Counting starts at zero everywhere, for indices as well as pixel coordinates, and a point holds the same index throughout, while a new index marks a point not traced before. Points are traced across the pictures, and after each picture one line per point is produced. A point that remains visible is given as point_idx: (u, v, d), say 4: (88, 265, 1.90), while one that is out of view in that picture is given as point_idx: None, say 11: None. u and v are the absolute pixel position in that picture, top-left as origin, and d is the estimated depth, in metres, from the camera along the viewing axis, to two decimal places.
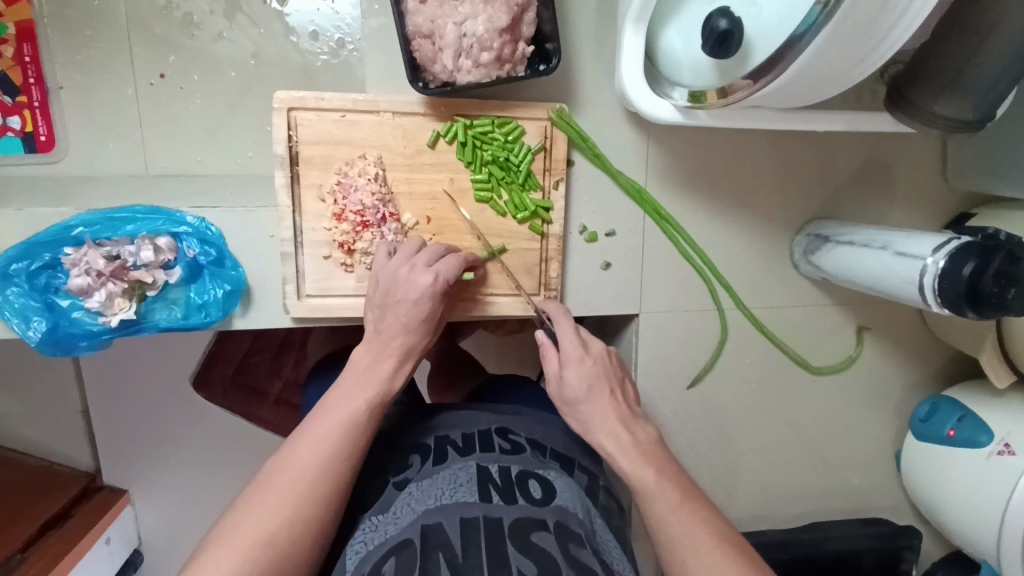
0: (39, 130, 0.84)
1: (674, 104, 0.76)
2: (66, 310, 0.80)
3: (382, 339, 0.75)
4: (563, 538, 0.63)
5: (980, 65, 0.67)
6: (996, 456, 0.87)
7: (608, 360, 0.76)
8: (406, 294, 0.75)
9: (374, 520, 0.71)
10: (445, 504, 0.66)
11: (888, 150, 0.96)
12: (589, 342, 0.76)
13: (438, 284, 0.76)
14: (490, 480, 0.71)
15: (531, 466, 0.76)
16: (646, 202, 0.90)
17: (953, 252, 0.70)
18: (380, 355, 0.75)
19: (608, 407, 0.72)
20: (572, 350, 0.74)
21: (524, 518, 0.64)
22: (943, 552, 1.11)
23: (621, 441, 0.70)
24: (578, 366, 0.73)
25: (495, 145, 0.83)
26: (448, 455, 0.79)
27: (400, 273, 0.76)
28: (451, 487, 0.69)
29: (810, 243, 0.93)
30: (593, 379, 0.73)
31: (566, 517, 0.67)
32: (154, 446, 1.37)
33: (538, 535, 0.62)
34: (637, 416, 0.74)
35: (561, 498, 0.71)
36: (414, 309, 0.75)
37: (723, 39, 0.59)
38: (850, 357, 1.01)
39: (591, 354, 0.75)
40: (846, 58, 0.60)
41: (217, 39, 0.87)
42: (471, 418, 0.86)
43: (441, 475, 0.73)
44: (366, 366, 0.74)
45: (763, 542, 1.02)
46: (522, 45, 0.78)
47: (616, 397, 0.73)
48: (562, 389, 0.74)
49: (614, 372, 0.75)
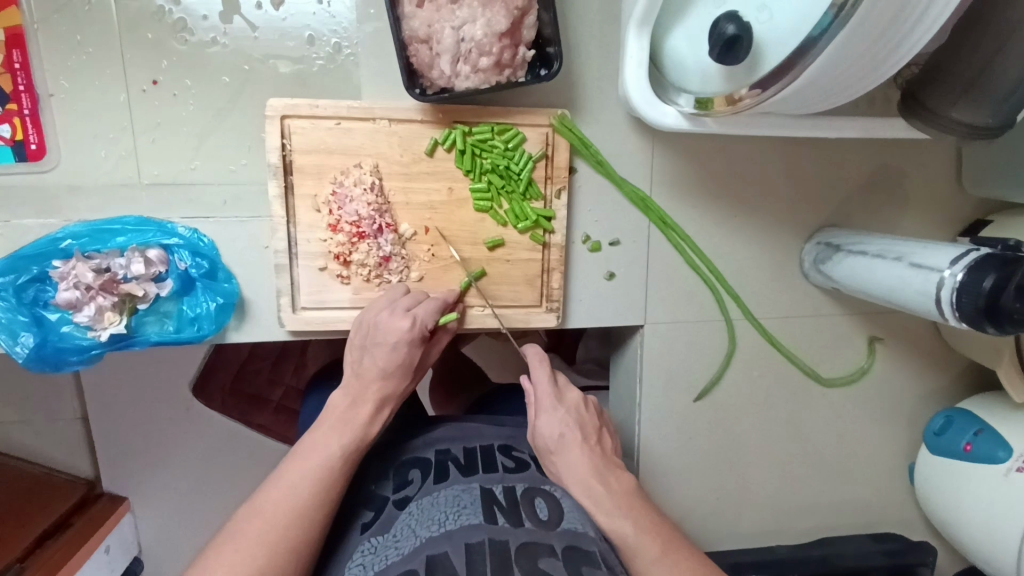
0: (30, 138, 0.79)
1: (679, 110, 0.74)
2: (55, 324, 0.78)
3: (361, 383, 0.75)
4: (573, 562, 0.60)
5: (1000, 70, 0.64)
6: (1015, 474, 0.83)
7: (583, 410, 0.77)
8: (384, 338, 0.75)
9: (374, 542, 0.68)
10: (450, 529, 0.63)
11: (901, 155, 0.93)
12: (565, 391, 0.78)
13: (415, 329, 0.75)
14: (495, 503, 0.68)
15: (536, 484, 0.74)
16: (651, 210, 0.88)
17: (972, 265, 0.67)
18: (359, 399, 0.74)
19: (580, 456, 0.72)
20: (547, 399, 0.76)
21: (531, 543, 0.62)
22: (957, 568, 1.08)
23: (594, 493, 0.70)
24: (551, 415, 0.75)
25: (495, 153, 0.81)
26: (450, 473, 0.76)
27: (380, 315, 0.75)
28: (455, 510, 0.66)
29: (820, 252, 0.90)
30: (567, 427, 0.74)
31: (577, 539, 0.64)
32: (151, 457, 1.34)
33: (546, 562, 0.59)
34: (613, 465, 0.74)
35: (569, 518, 0.68)
36: (393, 354, 0.75)
37: (731, 45, 0.57)
38: (861, 369, 0.98)
39: (566, 404, 0.77)
40: (862, 61, 0.57)
41: (211, 44, 0.81)
42: (477, 432, 0.85)
43: (443, 496, 0.70)
44: (345, 410, 0.73)
45: (772, 558, 0.99)
46: (522, 50, 0.76)
47: (590, 447, 0.74)
48: (536, 438, 0.76)
49: (588, 420, 0.77)
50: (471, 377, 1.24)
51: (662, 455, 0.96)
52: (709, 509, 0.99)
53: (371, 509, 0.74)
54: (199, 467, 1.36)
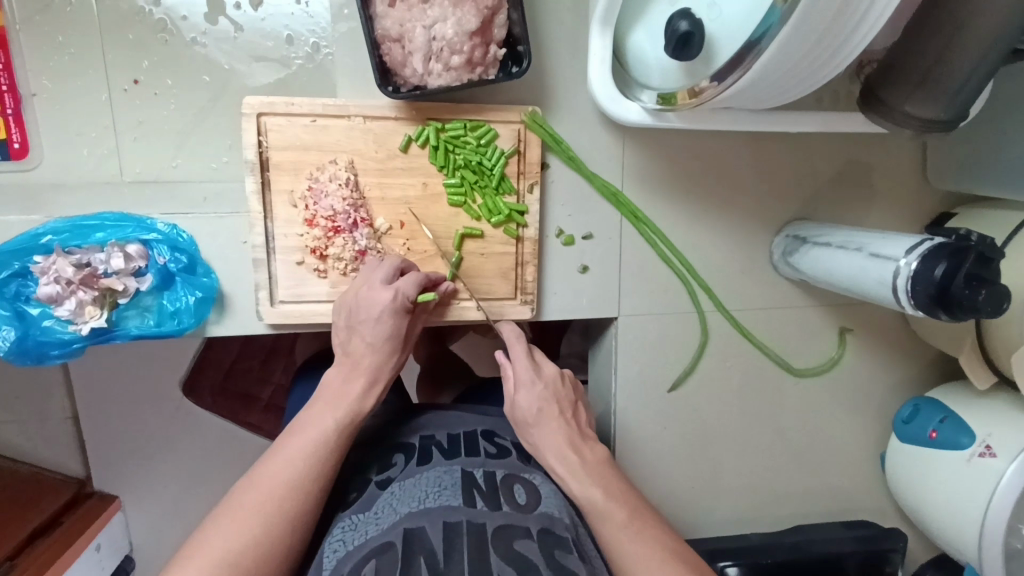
0: (13, 137, 0.81)
1: (643, 106, 0.76)
2: (36, 318, 0.80)
3: (350, 360, 0.76)
4: (546, 545, 0.61)
5: (949, 65, 0.66)
6: (977, 458, 0.85)
7: (560, 386, 0.80)
8: (369, 314, 0.76)
9: (354, 518, 0.69)
10: (429, 507, 0.64)
11: (868, 151, 0.95)
12: (542, 366, 0.81)
13: (398, 301, 0.76)
14: (474, 486, 0.69)
15: (516, 471, 0.75)
16: (623, 205, 0.89)
17: (924, 254, 0.69)
18: (350, 375, 0.75)
19: (558, 431, 0.75)
20: (525, 374, 0.79)
21: (508, 526, 0.63)
22: (930, 555, 1.10)
23: (570, 464, 0.73)
24: (529, 391, 0.77)
25: (468, 149, 0.83)
26: (432, 455, 0.78)
27: (362, 293, 0.77)
28: (436, 489, 0.68)
29: (789, 245, 0.93)
30: (544, 403, 0.77)
31: (551, 523, 0.65)
32: (140, 454, 1.36)
33: (521, 543, 0.60)
34: (586, 438, 0.77)
35: (546, 503, 0.69)
36: (378, 328, 0.76)
37: (684, 42, 0.59)
38: (832, 360, 1.00)
39: (544, 378, 0.79)
40: (812, 52, 0.59)
41: (190, 43, 0.83)
42: (457, 420, 0.87)
43: (425, 476, 0.71)
44: (338, 387, 0.74)
45: (748, 546, 1.01)
46: (493, 48, 0.78)
47: (566, 421, 0.77)
48: (514, 410, 0.78)
49: (566, 395, 0.79)
50: (456, 369, 1.25)
51: (639, 444, 0.98)
52: (686, 497, 1.01)
53: (356, 490, 0.76)
54: (188, 463, 1.37)
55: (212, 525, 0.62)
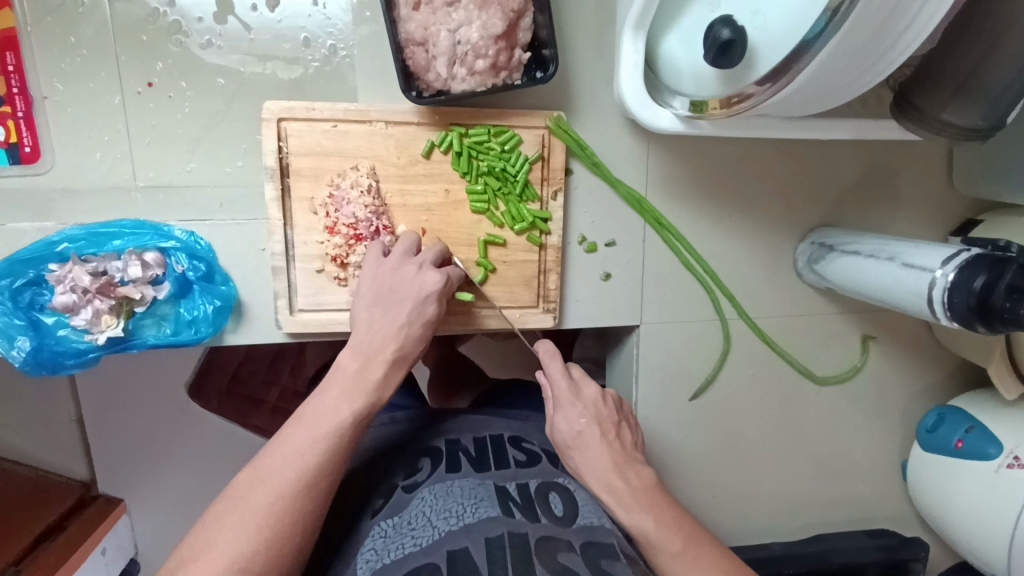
0: (24, 141, 0.79)
1: (674, 113, 0.74)
2: (51, 328, 0.78)
3: (378, 340, 0.72)
4: (592, 558, 0.60)
5: (988, 73, 0.65)
6: (1005, 469, 0.84)
7: (604, 405, 0.74)
8: (413, 291, 0.73)
9: (387, 524, 0.68)
10: (469, 523, 0.62)
11: (893, 155, 0.94)
12: (583, 385, 0.75)
13: (445, 285, 0.75)
14: (510, 499, 0.68)
15: (549, 478, 0.74)
16: (647, 211, 0.88)
17: (963, 265, 0.67)
18: (372, 359, 0.71)
19: (603, 453, 0.70)
20: (566, 394, 0.74)
21: (551, 538, 0.61)
22: (950, 563, 1.09)
23: (615, 491, 0.68)
24: (569, 411, 0.73)
25: (491, 155, 0.81)
26: (461, 463, 0.76)
27: (402, 271, 0.74)
28: (473, 502, 0.66)
29: (814, 252, 0.91)
30: (586, 423, 0.72)
31: (593, 533, 0.64)
32: (148, 459, 1.34)
33: (566, 556, 0.59)
34: (634, 459, 0.72)
35: (585, 514, 0.68)
36: (419, 307, 0.73)
37: (725, 49, 0.58)
38: (855, 367, 0.99)
39: (585, 399, 0.74)
40: (860, 58, 0.57)
41: (206, 46, 0.81)
42: (484, 424, 0.87)
43: (458, 486, 0.70)
44: (356, 372, 0.71)
45: (768, 555, 0.99)
46: (519, 52, 0.76)
47: (612, 442, 0.72)
48: (555, 434, 0.74)
49: (607, 415, 0.74)
50: (471, 373, 1.24)
51: (660, 452, 0.96)
52: (707, 506, 0.99)
53: (381, 497, 0.74)
54: (198, 469, 1.36)
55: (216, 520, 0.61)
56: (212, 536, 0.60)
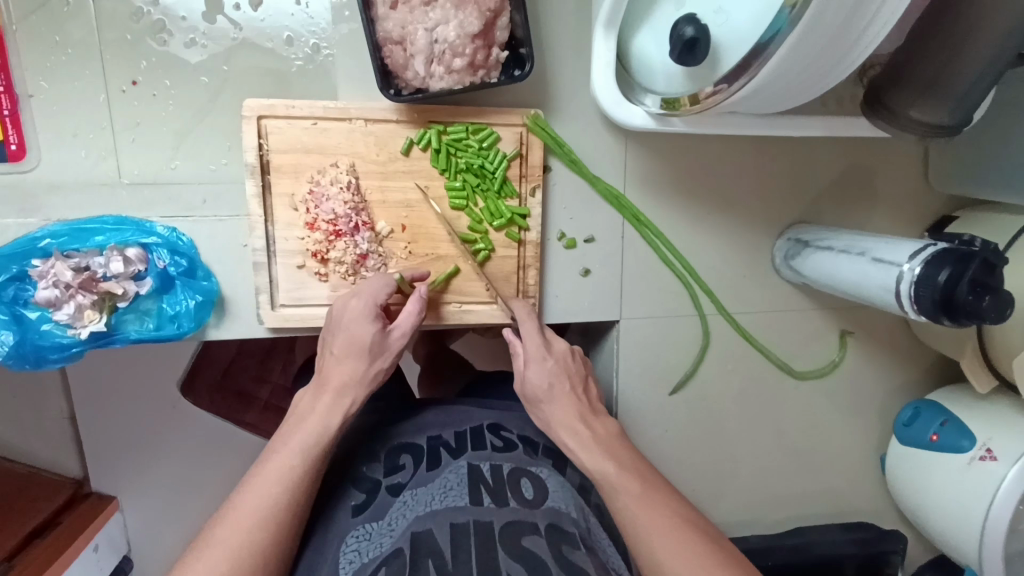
0: (10, 138, 0.80)
1: (647, 110, 0.75)
2: (35, 322, 0.79)
3: (324, 374, 0.75)
4: (554, 542, 0.63)
5: (955, 72, 0.66)
6: (978, 462, 0.86)
7: (571, 360, 0.80)
8: (339, 324, 0.76)
9: (367, 529, 0.70)
10: (436, 510, 0.66)
11: (869, 153, 0.95)
12: (553, 342, 0.81)
13: (366, 306, 0.76)
14: (481, 481, 0.71)
15: (523, 465, 0.76)
16: (625, 207, 0.89)
17: (928, 259, 0.69)
18: (321, 391, 0.74)
19: (570, 405, 0.76)
20: (536, 349, 0.79)
21: (515, 521, 0.64)
22: (928, 556, 1.10)
23: (581, 437, 0.74)
24: (540, 366, 0.77)
25: (470, 152, 0.82)
26: (441, 457, 0.79)
27: (336, 306, 0.78)
28: (442, 492, 0.69)
29: (791, 248, 0.93)
30: (555, 377, 0.77)
31: (558, 519, 0.66)
32: (139, 455, 1.35)
33: (528, 539, 0.62)
34: (598, 412, 0.78)
35: (553, 498, 0.70)
36: (345, 337, 0.76)
37: (690, 47, 0.59)
38: (833, 362, 1.01)
39: (554, 354, 0.79)
40: (824, 56, 0.58)
41: (190, 45, 0.82)
42: (465, 416, 0.87)
43: (434, 482, 0.73)
44: (307, 403, 0.73)
45: (748, 548, 1.00)
46: (495, 51, 0.77)
47: (578, 396, 0.78)
48: (524, 387, 0.78)
49: (576, 370, 0.80)
50: (458, 362, 1.24)
51: (641, 446, 0.98)
52: (687, 499, 1.00)
53: (361, 490, 0.76)
54: (188, 465, 1.37)
55: (205, 553, 0.61)
56: (203, 563, 0.60)
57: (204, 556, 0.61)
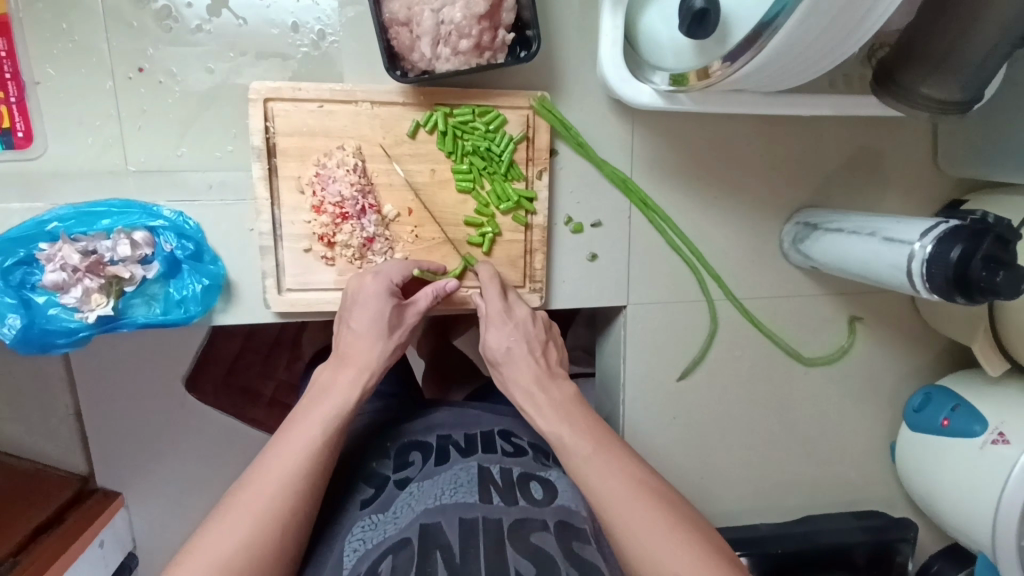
0: (17, 126, 0.80)
1: (655, 88, 0.75)
2: (42, 306, 0.79)
3: (342, 349, 0.76)
4: (565, 539, 0.63)
5: (966, 47, 0.65)
6: (990, 446, 0.84)
7: (532, 325, 0.78)
8: (356, 300, 0.77)
9: (374, 519, 0.69)
10: (445, 504, 0.66)
11: (877, 136, 0.94)
12: (514, 307, 0.79)
13: (380, 283, 0.77)
14: (491, 481, 0.71)
15: (532, 470, 0.76)
16: (633, 191, 0.89)
17: (941, 237, 0.68)
18: (340, 367, 0.74)
19: (527, 369, 0.74)
20: (495, 313, 0.78)
21: (525, 519, 0.65)
22: (940, 545, 1.09)
23: (536, 402, 0.72)
24: (498, 330, 0.76)
25: (476, 134, 0.82)
26: (449, 455, 0.78)
27: (352, 283, 0.78)
28: (452, 487, 0.69)
29: (799, 232, 0.92)
30: (515, 341, 0.76)
31: (569, 516, 0.67)
32: (145, 450, 1.34)
33: (538, 536, 0.62)
34: (557, 374, 0.75)
35: (563, 497, 0.71)
36: (361, 313, 0.76)
37: (700, 19, 0.58)
38: (843, 348, 1.00)
39: (514, 319, 0.78)
40: (829, 32, 0.57)
41: (195, 32, 0.82)
42: (475, 419, 0.87)
43: (442, 475, 0.73)
44: (325, 380, 0.74)
45: (759, 536, 1.00)
46: (502, 32, 0.77)
47: (536, 358, 0.75)
48: (485, 351, 0.77)
49: (536, 334, 0.78)
50: (465, 364, 1.24)
51: (649, 435, 0.97)
52: (697, 487, 1.00)
53: (370, 486, 0.75)
54: (194, 459, 1.36)
55: (228, 515, 0.61)
56: (221, 532, 0.59)
57: (218, 527, 0.60)
